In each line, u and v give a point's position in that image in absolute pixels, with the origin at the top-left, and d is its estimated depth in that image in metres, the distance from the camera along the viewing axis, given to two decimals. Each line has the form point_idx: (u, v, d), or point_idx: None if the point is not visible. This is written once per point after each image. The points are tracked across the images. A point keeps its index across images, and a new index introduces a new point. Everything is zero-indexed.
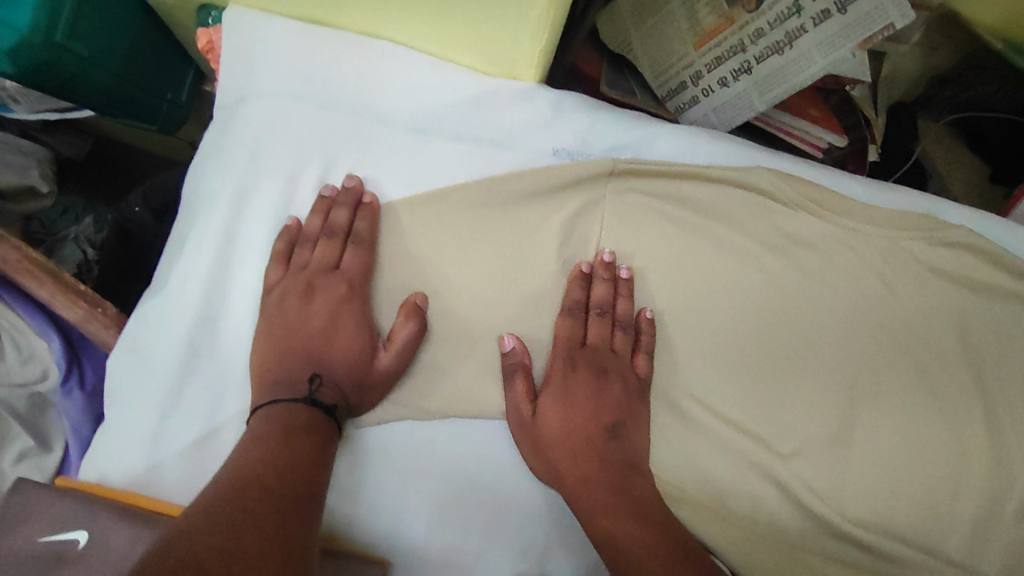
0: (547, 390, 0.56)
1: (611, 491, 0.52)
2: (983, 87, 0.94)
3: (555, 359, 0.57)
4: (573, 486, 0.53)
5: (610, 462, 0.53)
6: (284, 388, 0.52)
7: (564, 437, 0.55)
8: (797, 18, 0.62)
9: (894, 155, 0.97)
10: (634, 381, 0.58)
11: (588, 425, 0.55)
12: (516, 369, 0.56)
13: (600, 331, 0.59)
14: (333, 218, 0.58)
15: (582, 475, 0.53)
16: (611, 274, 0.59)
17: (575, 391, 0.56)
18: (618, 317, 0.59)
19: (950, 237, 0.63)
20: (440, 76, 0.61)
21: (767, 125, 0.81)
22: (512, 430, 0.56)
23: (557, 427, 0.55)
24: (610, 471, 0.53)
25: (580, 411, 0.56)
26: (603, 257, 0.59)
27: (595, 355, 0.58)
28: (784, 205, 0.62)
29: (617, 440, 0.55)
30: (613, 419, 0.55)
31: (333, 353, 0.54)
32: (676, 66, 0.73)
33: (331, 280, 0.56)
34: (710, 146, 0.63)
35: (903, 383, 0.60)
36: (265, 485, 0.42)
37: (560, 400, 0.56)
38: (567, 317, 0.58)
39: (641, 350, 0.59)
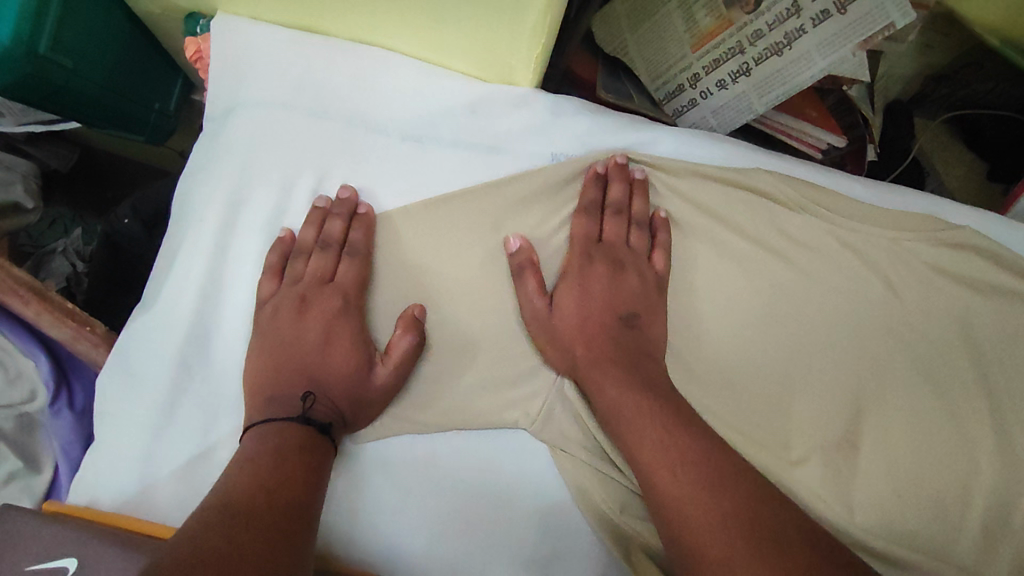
0: (564, 280, 0.57)
1: (632, 381, 0.52)
2: (979, 84, 0.94)
3: (570, 326, 0.56)
4: (591, 385, 0.53)
5: (633, 348, 0.54)
6: (277, 405, 0.51)
7: (585, 339, 0.55)
8: (796, 20, 0.62)
9: (892, 154, 0.96)
10: (651, 276, 0.58)
11: (608, 312, 0.56)
12: (526, 266, 0.56)
13: (618, 229, 0.59)
14: (327, 229, 0.56)
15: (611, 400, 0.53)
16: (627, 176, 0.59)
17: (590, 283, 0.57)
18: (633, 215, 0.60)
19: (953, 237, 0.62)
20: (435, 81, 0.60)
21: (765, 126, 0.80)
22: (529, 326, 0.56)
23: (574, 312, 0.56)
24: (630, 353, 0.54)
25: (598, 301, 0.57)
26: (617, 160, 0.59)
27: (611, 248, 0.58)
28: (788, 206, 0.62)
29: (636, 329, 0.56)
30: (628, 309, 0.56)
31: (328, 368, 0.52)
32: (673, 68, 0.72)
33: (325, 293, 0.54)
34: (711, 149, 0.62)
35: (910, 385, 0.59)
36: (253, 510, 0.41)
37: (579, 287, 0.57)
38: (586, 224, 0.59)
39: (658, 249, 0.59)
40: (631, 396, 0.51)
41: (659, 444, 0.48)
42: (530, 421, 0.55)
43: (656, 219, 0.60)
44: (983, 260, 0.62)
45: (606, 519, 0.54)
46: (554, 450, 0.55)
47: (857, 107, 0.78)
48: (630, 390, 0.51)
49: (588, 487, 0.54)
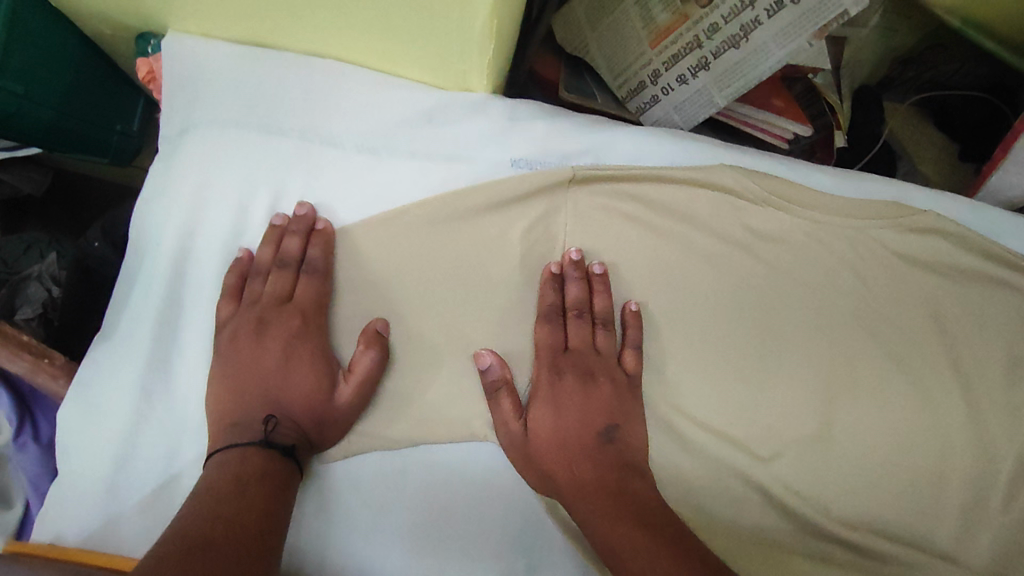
0: (536, 400, 0.54)
1: (613, 512, 0.48)
2: (945, 65, 0.95)
3: (541, 369, 0.55)
4: (570, 497, 0.51)
5: (610, 472, 0.51)
6: (238, 430, 0.50)
7: (556, 444, 0.53)
8: (751, 11, 0.61)
9: (861, 138, 0.97)
10: (623, 379, 0.56)
11: (581, 433, 0.53)
12: (500, 385, 0.54)
13: (583, 342, 0.56)
14: (284, 248, 0.55)
15: (583, 485, 0.50)
16: (582, 271, 0.57)
17: (564, 400, 0.54)
18: (597, 313, 0.57)
19: (919, 223, 0.61)
20: (389, 91, 0.59)
21: (730, 119, 0.79)
22: (507, 452, 0.54)
23: (549, 436, 0.53)
24: (607, 474, 0.50)
25: (571, 417, 0.53)
26: (571, 256, 0.57)
27: (579, 358, 0.55)
28: (751, 202, 0.61)
29: (614, 444, 0.53)
30: (606, 420, 0.53)
31: (290, 389, 0.52)
32: (634, 65, 0.72)
33: (283, 314, 0.54)
34: (672, 147, 0.62)
35: (884, 375, 0.59)
36: (216, 542, 0.40)
37: (552, 408, 0.54)
38: (547, 333, 0.56)
39: (629, 346, 0.57)
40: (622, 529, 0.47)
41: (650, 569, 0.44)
42: (500, 431, 0.55)
43: (634, 334, 0.57)
44: (949, 246, 0.62)
45: (579, 527, 0.54)
46: None
47: (823, 95, 0.79)
48: (597, 483, 0.50)
49: (558, 497, 0.54)
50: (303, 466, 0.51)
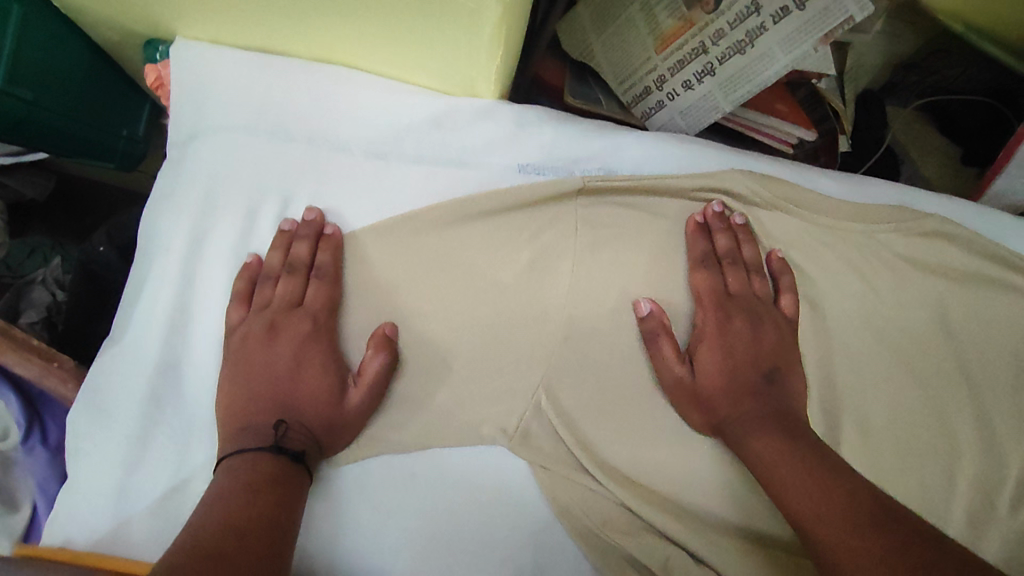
0: (703, 340, 0.56)
1: (774, 432, 0.51)
2: (947, 70, 0.95)
3: (707, 311, 0.57)
4: (732, 426, 0.53)
5: (780, 406, 0.53)
6: (249, 435, 0.50)
7: (723, 374, 0.55)
8: (756, 17, 0.62)
9: (864, 143, 0.97)
10: (783, 320, 0.58)
11: (751, 370, 0.55)
12: (659, 331, 0.56)
13: (739, 279, 0.59)
14: (293, 252, 0.56)
15: (746, 412, 0.53)
16: (727, 224, 0.60)
17: (733, 344, 0.56)
18: (748, 263, 0.60)
19: (922, 227, 0.62)
20: (398, 97, 0.60)
21: (735, 124, 0.80)
22: (672, 393, 0.56)
23: (718, 379, 0.55)
24: (772, 406, 0.53)
25: (743, 358, 0.55)
26: (735, 219, 0.61)
27: (742, 301, 0.58)
28: (760, 205, 0.62)
29: (777, 383, 0.55)
30: (772, 364, 0.55)
31: (298, 395, 0.52)
32: (640, 71, 0.72)
33: (293, 318, 0.54)
34: (679, 151, 0.62)
35: (891, 378, 0.60)
36: (227, 550, 0.40)
37: (720, 349, 0.56)
38: (659, 317, 0.56)
39: (785, 291, 0.60)
40: (782, 448, 0.50)
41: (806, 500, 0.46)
42: (507, 437, 0.55)
43: (777, 262, 0.60)
44: (954, 249, 0.62)
45: (588, 530, 0.54)
46: (533, 465, 0.55)
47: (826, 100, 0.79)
48: (762, 412, 0.53)
49: (567, 501, 0.54)
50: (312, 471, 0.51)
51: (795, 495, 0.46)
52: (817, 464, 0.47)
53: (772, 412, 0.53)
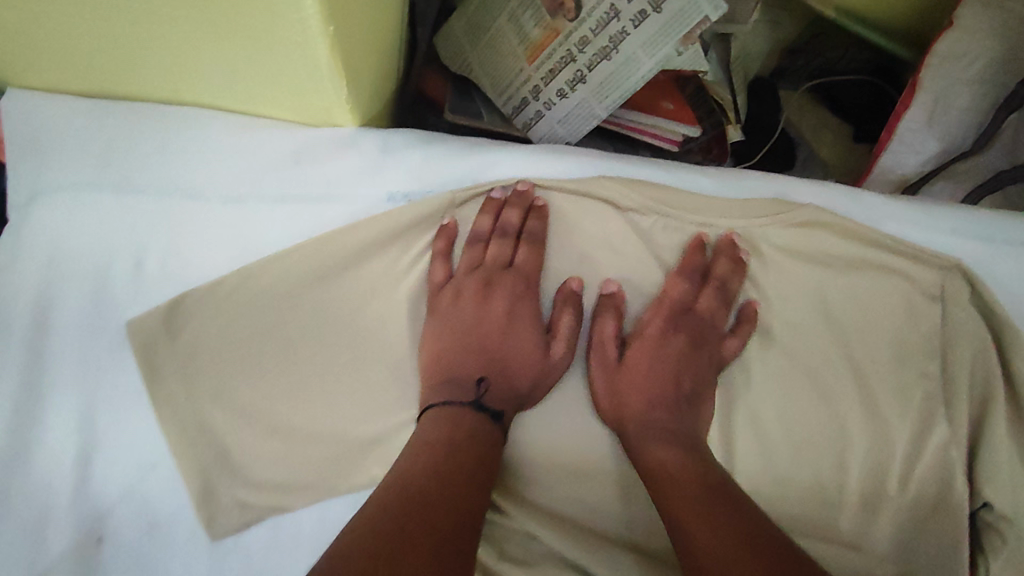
0: (635, 345, 0.62)
1: (677, 445, 0.56)
2: (831, 52, 0.99)
3: (655, 313, 0.62)
4: (633, 429, 0.58)
5: (684, 428, 0.58)
6: (451, 386, 0.56)
7: (643, 393, 0.60)
8: (617, 23, 0.61)
9: (758, 129, 0.99)
10: (718, 356, 0.62)
11: (664, 389, 0.61)
12: (610, 310, 0.60)
13: (687, 295, 0.63)
14: (505, 219, 0.60)
15: (653, 423, 0.58)
16: (735, 256, 0.63)
17: (663, 363, 0.62)
18: (716, 274, 0.63)
19: (799, 216, 0.63)
20: (253, 133, 0.57)
21: (618, 126, 0.80)
22: (599, 409, 0.59)
23: (642, 376, 0.61)
24: (683, 430, 0.58)
25: (665, 368, 0.62)
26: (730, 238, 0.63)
27: (691, 320, 0.63)
28: (637, 211, 0.62)
29: (695, 407, 0.60)
30: (692, 387, 0.61)
31: (512, 358, 0.58)
32: (516, 82, 0.71)
33: (507, 277, 0.60)
34: (553, 164, 0.61)
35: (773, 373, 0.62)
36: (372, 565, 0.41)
37: (647, 360, 0.62)
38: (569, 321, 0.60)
39: (723, 312, 0.63)
40: (687, 471, 0.53)
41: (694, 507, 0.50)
42: None
43: (736, 291, 0.63)
44: (833, 236, 0.63)
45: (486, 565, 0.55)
46: None
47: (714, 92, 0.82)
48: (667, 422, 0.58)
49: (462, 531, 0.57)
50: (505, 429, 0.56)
51: (684, 498, 0.51)
52: (709, 478, 0.52)
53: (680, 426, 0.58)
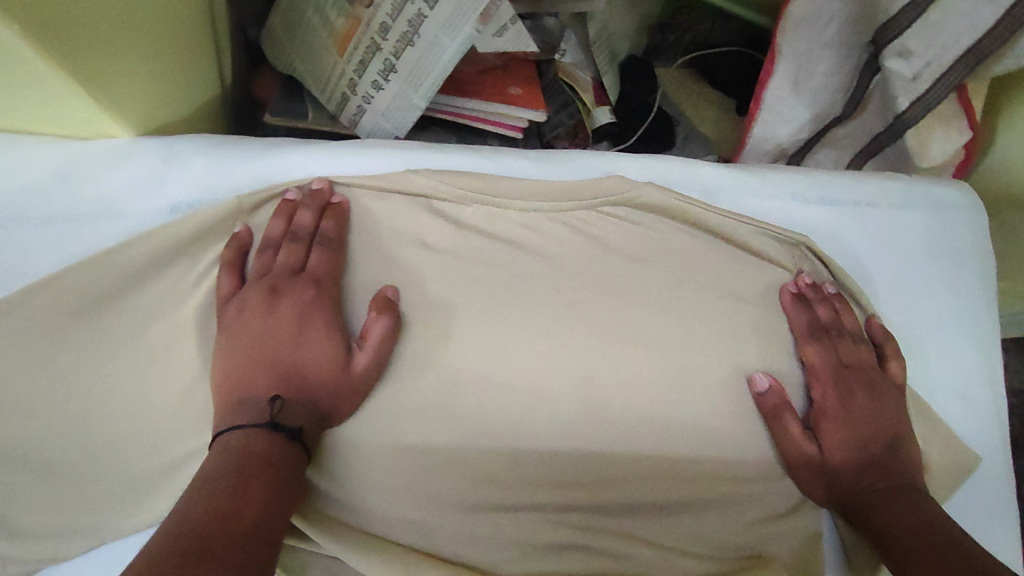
0: (828, 418, 0.57)
1: (869, 462, 0.56)
2: (698, 25, 0.97)
3: (825, 386, 0.58)
4: (851, 484, 0.56)
5: (888, 433, 0.57)
6: (246, 408, 0.49)
7: (856, 453, 0.56)
8: (411, 5, 0.57)
9: (634, 110, 0.96)
10: (890, 385, 0.59)
11: (878, 440, 0.57)
12: (782, 408, 0.56)
13: (850, 349, 0.60)
14: (297, 221, 0.54)
15: (859, 477, 0.56)
16: (821, 293, 0.61)
17: (856, 417, 0.57)
18: (848, 330, 0.61)
19: (619, 192, 0.60)
20: (10, 152, 0.52)
21: (463, 117, 0.77)
22: (799, 472, 0.57)
23: (846, 454, 0.56)
24: (881, 444, 0.57)
25: (868, 427, 0.57)
26: (803, 280, 0.61)
27: (860, 372, 0.59)
28: (449, 200, 0.59)
29: (897, 456, 0.57)
30: (892, 436, 0.57)
31: (304, 361, 0.51)
32: (333, 77, 0.67)
33: (297, 283, 0.53)
34: (359, 159, 0.59)
35: (614, 362, 0.56)
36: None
37: (844, 424, 0.57)
38: (381, 328, 0.52)
39: (892, 355, 0.61)
40: (915, 516, 0.52)
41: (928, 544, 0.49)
42: None
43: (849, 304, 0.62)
44: (664, 210, 0.61)
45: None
46: None
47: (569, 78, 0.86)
48: (872, 458, 0.56)
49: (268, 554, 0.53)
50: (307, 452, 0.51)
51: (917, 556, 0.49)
52: (912, 504, 0.53)
53: (882, 456, 0.56)
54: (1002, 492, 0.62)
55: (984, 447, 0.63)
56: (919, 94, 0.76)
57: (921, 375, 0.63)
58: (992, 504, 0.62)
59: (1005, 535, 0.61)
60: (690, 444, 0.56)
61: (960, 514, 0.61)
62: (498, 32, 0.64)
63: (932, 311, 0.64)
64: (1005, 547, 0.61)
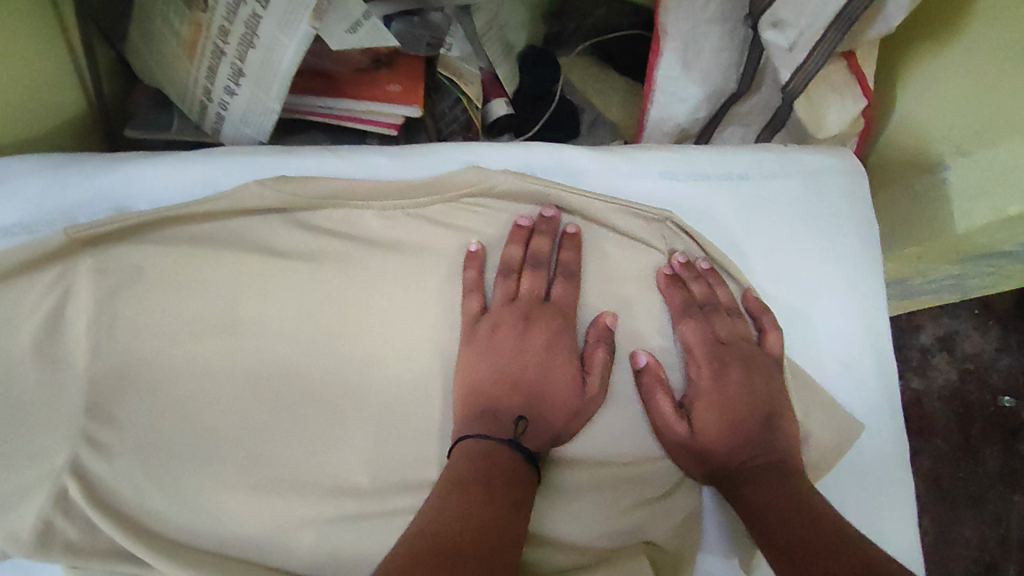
0: (700, 397, 0.57)
1: (741, 440, 0.56)
2: (595, 10, 0.98)
3: (700, 365, 0.58)
4: (722, 462, 0.56)
5: (762, 409, 0.57)
6: (496, 416, 0.53)
7: (726, 431, 0.56)
8: (245, 6, 0.56)
9: (537, 98, 0.94)
10: (769, 358, 0.59)
11: (751, 416, 0.56)
12: (656, 384, 0.56)
13: (726, 324, 0.59)
14: (535, 246, 0.57)
15: (732, 456, 0.56)
16: (694, 270, 0.60)
17: (728, 393, 0.57)
18: (724, 305, 0.60)
19: (477, 184, 0.58)
20: None
21: (331, 117, 0.76)
22: (672, 454, 0.56)
23: (717, 432, 0.56)
24: (755, 420, 0.56)
25: (738, 405, 0.57)
26: (678, 258, 0.60)
27: (736, 348, 0.58)
28: (304, 208, 0.56)
29: (776, 430, 0.56)
30: (767, 411, 0.57)
31: (164, 374, 0.52)
32: (189, 85, 0.65)
33: (531, 274, 0.57)
34: (204, 168, 0.56)
35: (479, 354, 0.55)
36: (460, 545, 0.44)
37: (715, 403, 0.57)
38: (564, 282, 0.57)
39: (772, 327, 0.60)
40: (777, 493, 0.52)
41: (786, 523, 0.50)
42: (17, 543, 0.47)
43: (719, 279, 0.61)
44: (530, 198, 0.59)
45: None
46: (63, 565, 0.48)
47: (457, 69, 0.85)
48: (744, 434, 0.56)
49: None
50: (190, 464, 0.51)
51: (776, 532, 0.49)
52: (779, 481, 0.53)
53: (755, 431, 0.56)
54: (888, 458, 0.62)
55: (868, 414, 0.62)
56: (799, 64, 0.75)
57: (799, 344, 0.62)
58: (879, 470, 0.61)
59: (893, 502, 0.61)
60: (563, 434, 0.55)
61: (848, 483, 0.61)
62: (351, 27, 0.63)
63: (808, 280, 0.63)
64: (893, 513, 0.60)
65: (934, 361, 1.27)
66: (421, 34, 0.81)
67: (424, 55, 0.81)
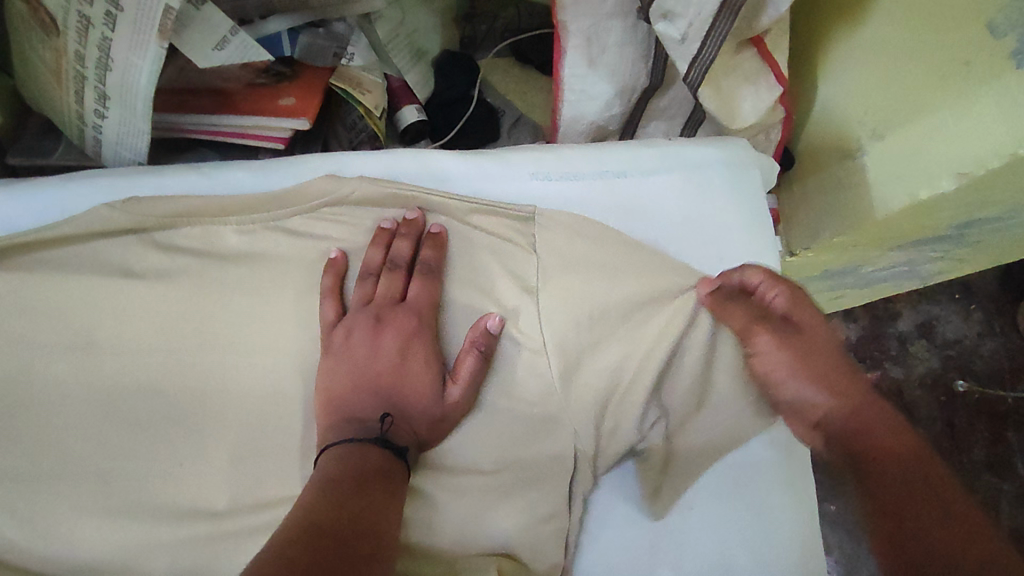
0: (797, 344, 0.57)
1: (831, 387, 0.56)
2: (504, 12, 0.99)
3: (798, 320, 0.58)
4: (851, 396, 0.56)
5: (837, 363, 0.57)
6: (354, 424, 0.52)
7: (821, 376, 0.57)
8: (94, 30, 0.56)
9: (452, 103, 0.93)
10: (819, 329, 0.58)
11: (838, 365, 0.57)
12: (751, 325, 0.57)
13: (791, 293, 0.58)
14: (395, 250, 0.57)
15: (845, 391, 0.56)
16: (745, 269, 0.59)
17: (810, 348, 0.57)
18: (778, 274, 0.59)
19: (335, 194, 0.58)
20: None
21: (221, 134, 0.76)
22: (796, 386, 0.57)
23: (827, 368, 0.57)
24: (840, 368, 0.57)
25: (827, 354, 0.57)
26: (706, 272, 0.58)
27: (800, 316, 0.58)
28: (161, 228, 0.57)
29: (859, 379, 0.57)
30: (845, 364, 0.57)
31: (21, 397, 0.53)
32: (64, 111, 0.65)
33: (388, 278, 0.57)
34: (62, 192, 0.57)
35: (335, 368, 0.54)
36: (325, 523, 0.43)
37: (800, 355, 0.57)
38: (429, 284, 0.57)
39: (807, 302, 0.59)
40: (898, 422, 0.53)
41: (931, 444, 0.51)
42: None
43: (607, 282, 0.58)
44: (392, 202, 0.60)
45: None
46: None
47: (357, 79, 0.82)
48: (841, 376, 0.57)
49: None
50: (48, 485, 0.52)
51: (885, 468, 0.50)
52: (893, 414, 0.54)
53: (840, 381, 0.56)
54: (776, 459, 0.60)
55: None
56: (694, 55, 0.67)
57: None
58: (770, 471, 0.58)
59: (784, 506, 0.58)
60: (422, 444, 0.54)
61: (735, 486, 0.58)
62: (218, 45, 0.62)
63: (690, 276, 0.62)
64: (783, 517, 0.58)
65: (912, 348, 1.19)
66: (325, 45, 0.78)
67: (331, 66, 0.79)
